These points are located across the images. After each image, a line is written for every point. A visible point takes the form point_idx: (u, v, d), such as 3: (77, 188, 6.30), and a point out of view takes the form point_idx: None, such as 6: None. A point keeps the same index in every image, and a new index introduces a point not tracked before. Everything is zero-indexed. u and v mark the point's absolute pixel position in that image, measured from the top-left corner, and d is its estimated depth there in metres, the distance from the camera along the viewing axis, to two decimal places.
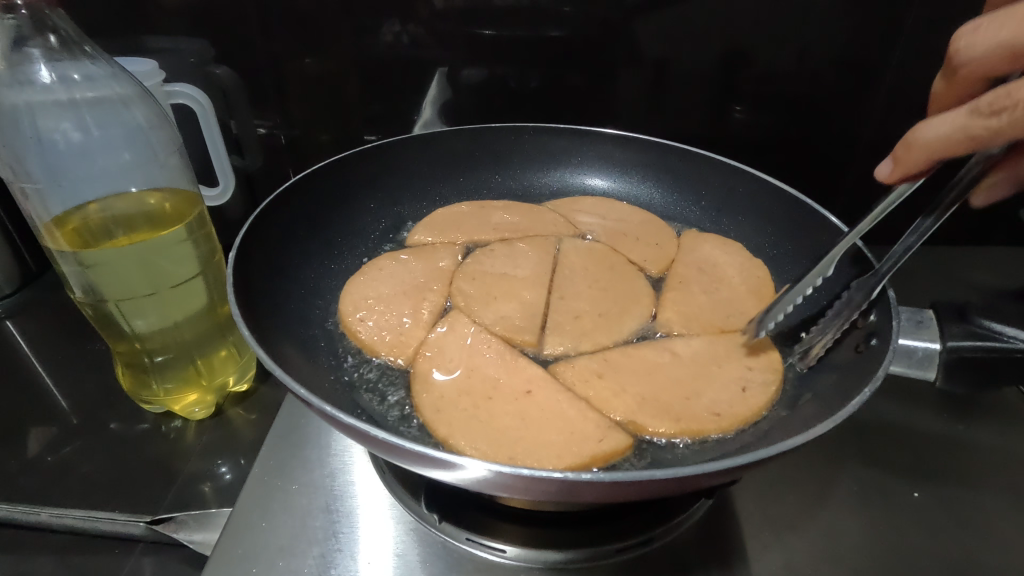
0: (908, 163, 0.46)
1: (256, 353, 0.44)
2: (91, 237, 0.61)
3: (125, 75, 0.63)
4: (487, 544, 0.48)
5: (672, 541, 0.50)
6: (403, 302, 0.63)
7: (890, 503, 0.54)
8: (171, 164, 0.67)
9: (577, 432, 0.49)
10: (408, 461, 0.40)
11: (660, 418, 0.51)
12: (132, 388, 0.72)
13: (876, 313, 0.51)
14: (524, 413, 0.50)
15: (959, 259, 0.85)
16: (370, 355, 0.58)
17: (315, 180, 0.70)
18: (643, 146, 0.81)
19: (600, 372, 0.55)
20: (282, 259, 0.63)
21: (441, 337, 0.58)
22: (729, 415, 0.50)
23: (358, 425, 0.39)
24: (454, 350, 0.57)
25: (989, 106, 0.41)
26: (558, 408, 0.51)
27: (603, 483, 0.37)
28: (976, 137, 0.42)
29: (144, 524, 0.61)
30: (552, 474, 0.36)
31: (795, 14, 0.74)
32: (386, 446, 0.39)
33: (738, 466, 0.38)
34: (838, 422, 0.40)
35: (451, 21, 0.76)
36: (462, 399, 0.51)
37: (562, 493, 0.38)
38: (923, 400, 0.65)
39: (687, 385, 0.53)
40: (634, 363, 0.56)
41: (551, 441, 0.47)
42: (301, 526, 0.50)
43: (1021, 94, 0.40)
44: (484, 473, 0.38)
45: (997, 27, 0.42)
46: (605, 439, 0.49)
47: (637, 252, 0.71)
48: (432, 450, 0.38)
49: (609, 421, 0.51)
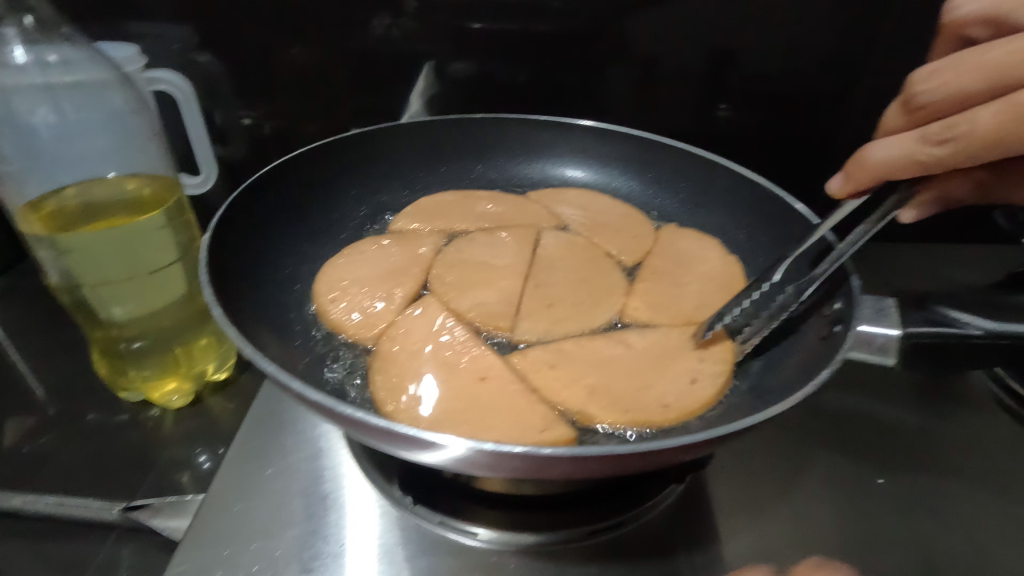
0: (858, 180, 0.47)
1: (227, 332, 0.44)
2: (67, 220, 0.60)
3: (102, 58, 0.62)
4: (460, 527, 0.49)
5: (644, 525, 0.50)
6: (377, 285, 0.63)
7: (858, 491, 0.56)
8: (149, 148, 0.67)
9: (522, 420, 0.49)
10: (375, 438, 0.40)
11: (608, 407, 0.51)
12: (108, 376, 0.71)
13: (842, 301, 0.52)
14: (473, 399, 0.50)
15: (935, 256, 0.87)
16: (338, 334, 0.59)
17: (294, 165, 0.70)
18: (625, 139, 0.82)
19: (553, 363, 0.56)
20: (260, 244, 0.63)
21: (410, 320, 0.59)
22: (677, 407, 0.51)
23: (325, 402, 0.39)
24: (418, 332, 0.58)
25: (934, 135, 0.43)
26: (506, 395, 0.52)
27: (563, 459, 0.37)
28: (920, 166, 0.44)
29: (119, 511, 0.60)
30: (515, 448, 0.37)
31: (777, 14, 0.75)
32: (355, 423, 0.39)
33: (699, 442, 0.39)
34: (796, 403, 0.41)
35: (439, 14, 0.76)
36: (419, 381, 0.52)
37: (530, 469, 0.39)
38: (896, 392, 0.66)
39: (641, 377, 0.54)
40: (587, 354, 0.57)
41: (495, 424, 0.48)
42: (274, 511, 0.50)
43: (963, 125, 0.42)
44: (464, 451, 0.38)
45: (953, 65, 0.43)
46: (546, 430, 0.49)
47: (616, 243, 0.71)
48: (399, 425, 0.38)
49: (554, 414, 0.51)
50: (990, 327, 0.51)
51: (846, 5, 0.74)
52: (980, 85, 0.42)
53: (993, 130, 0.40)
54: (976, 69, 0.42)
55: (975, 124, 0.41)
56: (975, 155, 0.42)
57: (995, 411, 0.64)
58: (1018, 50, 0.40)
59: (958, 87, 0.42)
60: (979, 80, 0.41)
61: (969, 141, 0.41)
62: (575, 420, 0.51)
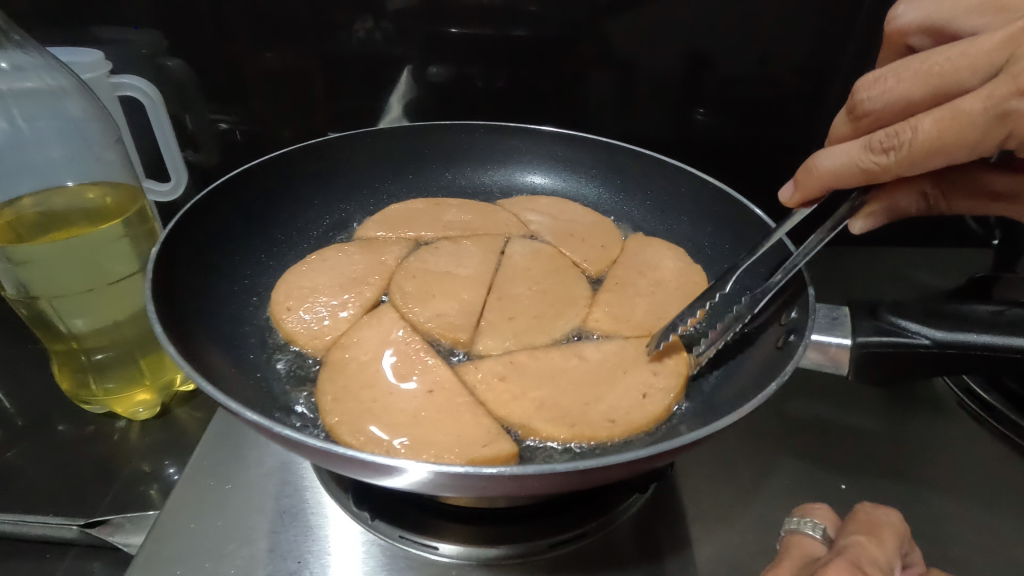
0: (807, 188, 0.47)
1: (165, 348, 0.44)
2: (25, 232, 0.59)
3: (58, 65, 0.61)
4: (420, 542, 0.48)
5: (607, 536, 0.50)
6: (333, 291, 0.63)
7: (823, 496, 0.56)
8: (107, 157, 0.65)
9: (464, 433, 0.49)
10: (315, 458, 0.40)
11: (555, 422, 0.51)
12: (70, 389, 0.69)
13: (797, 310, 0.53)
14: (417, 412, 0.50)
15: (904, 260, 0.88)
16: (290, 343, 0.59)
17: (255, 174, 0.69)
18: (592, 146, 0.82)
19: (503, 375, 0.56)
20: (217, 254, 0.63)
21: (362, 328, 0.59)
22: (624, 422, 0.51)
23: (262, 422, 0.38)
24: (370, 340, 0.58)
25: (878, 143, 0.43)
26: (455, 409, 0.51)
27: (504, 477, 0.37)
28: (867, 174, 0.44)
29: (77, 527, 0.59)
30: (456, 468, 0.37)
31: (751, 19, 0.75)
32: (291, 443, 0.38)
33: (644, 458, 0.39)
34: (743, 416, 0.41)
35: (414, 19, 0.76)
36: (361, 391, 0.52)
37: (475, 488, 0.38)
38: (864, 396, 0.67)
39: (587, 391, 0.54)
40: (540, 366, 0.57)
41: (436, 439, 0.48)
42: (231, 527, 0.49)
43: (906, 132, 0.41)
44: (425, 475, 0.37)
45: (895, 72, 0.43)
46: (488, 445, 0.49)
47: (579, 252, 0.71)
48: (337, 445, 0.38)
49: (497, 428, 0.51)
50: (940, 336, 0.50)
51: (819, 12, 0.74)
52: (921, 94, 0.42)
53: (934, 138, 0.40)
54: (917, 76, 0.42)
55: (917, 132, 0.41)
56: (919, 163, 0.42)
57: (960, 414, 0.65)
58: (955, 57, 0.41)
59: (901, 94, 0.43)
60: (921, 89, 0.42)
61: (911, 148, 0.41)
62: (519, 434, 0.51)
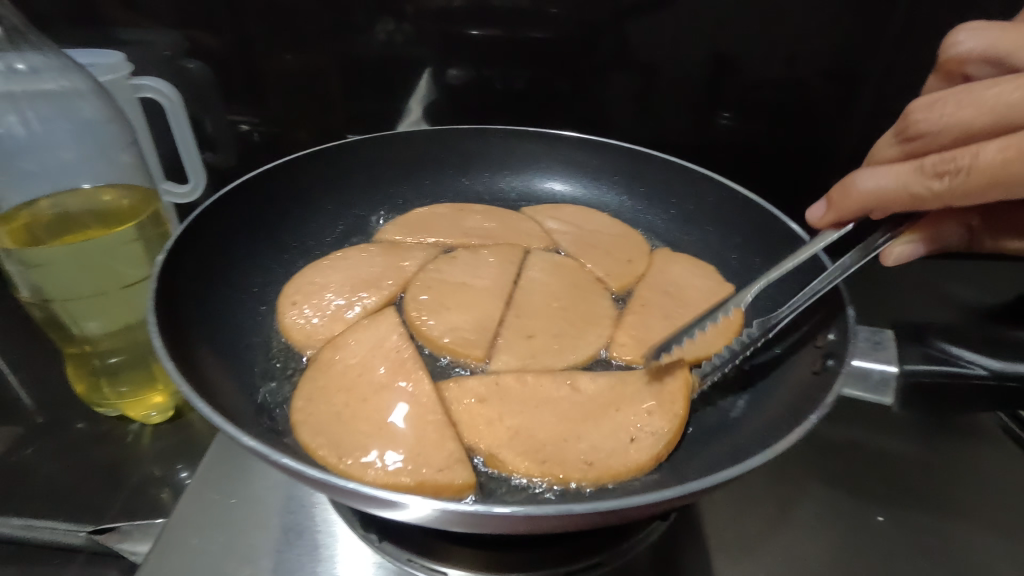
0: (842, 208, 0.47)
1: (165, 367, 0.43)
2: (41, 234, 0.59)
3: (76, 68, 0.61)
4: (429, 567, 0.46)
5: (624, 566, 0.48)
6: (344, 286, 0.64)
7: (855, 526, 0.53)
8: (123, 160, 0.65)
9: (425, 451, 0.47)
10: (318, 489, 0.38)
11: (526, 455, 0.48)
12: (85, 392, 0.69)
13: (836, 332, 0.51)
14: (384, 424, 0.49)
15: (941, 274, 0.84)
16: (284, 336, 0.59)
17: (265, 181, 0.68)
18: (614, 152, 0.79)
19: (482, 398, 0.53)
20: (227, 262, 0.62)
21: (358, 330, 0.58)
22: (602, 465, 0.47)
23: (261, 449, 0.37)
24: (365, 342, 0.57)
25: (934, 167, 0.43)
26: (422, 429, 0.49)
27: (517, 516, 0.35)
28: (916, 197, 0.44)
29: (84, 534, 0.58)
30: (465, 506, 0.35)
31: (786, 20, 0.72)
32: (290, 472, 0.37)
33: (669, 499, 0.36)
34: (776, 454, 0.38)
35: (434, 22, 0.74)
36: (337, 393, 0.52)
37: (483, 525, 0.36)
38: (898, 420, 0.63)
39: (570, 426, 0.50)
40: (525, 393, 0.53)
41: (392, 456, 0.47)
42: (235, 543, 0.48)
43: (964, 159, 0.42)
44: (430, 511, 0.35)
45: (954, 99, 0.44)
46: (444, 470, 0.46)
47: (601, 265, 0.69)
48: (337, 478, 0.36)
49: (461, 454, 0.48)
50: (998, 367, 0.49)
51: (858, 14, 0.71)
52: (982, 122, 0.42)
53: (995, 167, 0.41)
54: (975, 105, 0.42)
55: (976, 158, 0.42)
56: (975, 190, 0.42)
57: (1003, 442, 0.61)
58: (1019, 90, 0.41)
59: (960, 117, 0.43)
60: (987, 117, 0.42)
61: (970, 173, 0.42)
62: (482, 461, 0.49)
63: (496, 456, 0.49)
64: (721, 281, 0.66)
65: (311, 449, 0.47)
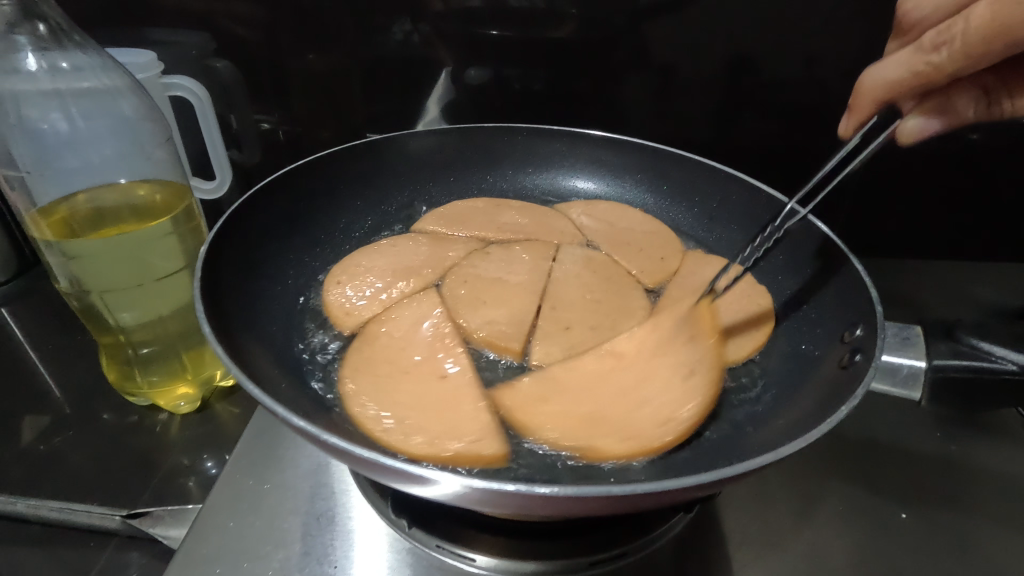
0: (860, 110, 0.49)
1: (215, 351, 0.44)
2: (78, 227, 0.60)
3: (116, 67, 0.62)
4: (458, 553, 0.47)
5: (649, 556, 0.48)
6: (387, 274, 0.66)
7: (879, 523, 0.53)
8: (157, 156, 0.66)
9: (455, 427, 0.48)
10: (364, 469, 0.39)
11: (604, 438, 0.48)
12: (117, 381, 0.71)
13: (863, 328, 0.52)
14: (422, 394, 0.51)
15: (960, 275, 0.84)
16: (326, 314, 0.62)
17: (302, 177, 0.70)
18: (637, 150, 0.81)
19: (544, 396, 0.52)
20: (261, 254, 0.63)
21: (403, 306, 0.62)
22: (676, 422, 0.49)
23: (310, 429, 0.38)
24: (407, 319, 0.60)
25: (930, 44, 0.42)
26: (458, 402, 0.51)
27: (559, 498, 0.35)
28: (917, 77, 0.43)
29: (119, 518, 0.59)
30: (507, 486, 0.35)
31: (805, 20, 0.72)
32: (338, 451, 0.38)
33: (705, 484, 0.37)
34: (810, 442, 0.39)
35: (454, 21, 0.75)
36: (380, 366, 0.54)
37: (524, 507, 0.37)
38: (917, 419, 0.63)
39: (631, 391, 0.51)
40: (580, 376, 0.53)
41: (431, 425, 0.48)
42: (269, 527, 0.49)
43: (959, 25, 0.39)
44: (458, 488, 0.36)
45: None
46: (479, 442, 0.47)
47: (635, 262, 0.70)
48: (385, 457, 0.37)
49: (494, 428, 0.49)
50: None
51: (877, 13, 0.71)
52: None
53: (987, 24, 0.37)
54: None
55: (968, 22, 0.39)
56: (976, 57, 0.39)
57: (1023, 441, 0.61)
58: None
59: None
60: None
61: (959, 40, 0.39)
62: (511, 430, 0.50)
63: (535, 430, 0.49)
64: (755, 285, 0.65)
65: (360, 423, 0.49)
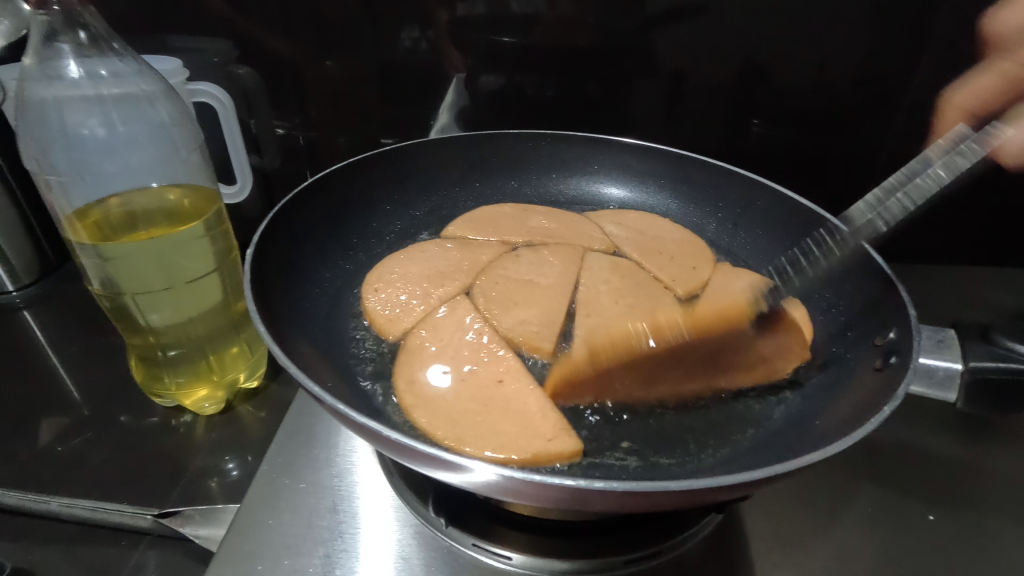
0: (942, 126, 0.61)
1: (270, 350, 0.45)
2: (111, 230, 0.61)
3: (151, 72, 0.64)
4: (493, 551, 0.48)
5: (682, 555, 0.49)
6: (420, 281, 0.67)
7: (906, 524, 0.53)
8: (191, 160, 0.68)
9: (530, 427, 0.50)
10: (417, 463, 0.39)
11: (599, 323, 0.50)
12: (143, 381, 0.71)
13: (896, 332, 0.54)
14: (489, 401, 0.52)
15: (974, 280, 0.85)
16: (367, 320, 0.63)
17: (335, 181, 0.71)
18: (659, 156, 0.82)
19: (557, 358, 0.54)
20: (298, 256, 0.64)
21: (441, 318, 0.62)
22: None
23: (367, 424, 0.39)
24: (447, 329, 0.60)
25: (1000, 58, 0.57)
26: (522, 402, 0.52)
27: (614, 492, 0.36)
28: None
29: (150, 517, 0.60)
30: (560, 480, 0.36)
31: (817, 27, 0.73)
32: (394, 446, 0.39)
33: (753, 479, 0.37)
34: (855, 440, 0.40)
35: (471, 29, 0.76)
36: (436, 376, 0.55)
37: (572, 501, 0.38)
38: (938, 421, 0.63)
39: None
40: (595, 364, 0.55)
41: (503, 430, 0.49)
42: (306, 525, 0.50)
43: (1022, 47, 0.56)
44: (494, 477, 0.37)
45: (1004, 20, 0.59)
46: (554, 439, 0.50)
47: (663, 269, 0.71)
48: (441, 451, 0.37)
49: (566, 424, 0.51)
50: None
51: (889, 20, 0.72)
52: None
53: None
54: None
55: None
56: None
57: None
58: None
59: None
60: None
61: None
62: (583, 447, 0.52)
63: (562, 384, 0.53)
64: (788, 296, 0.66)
65: (430, 433, 0.50)
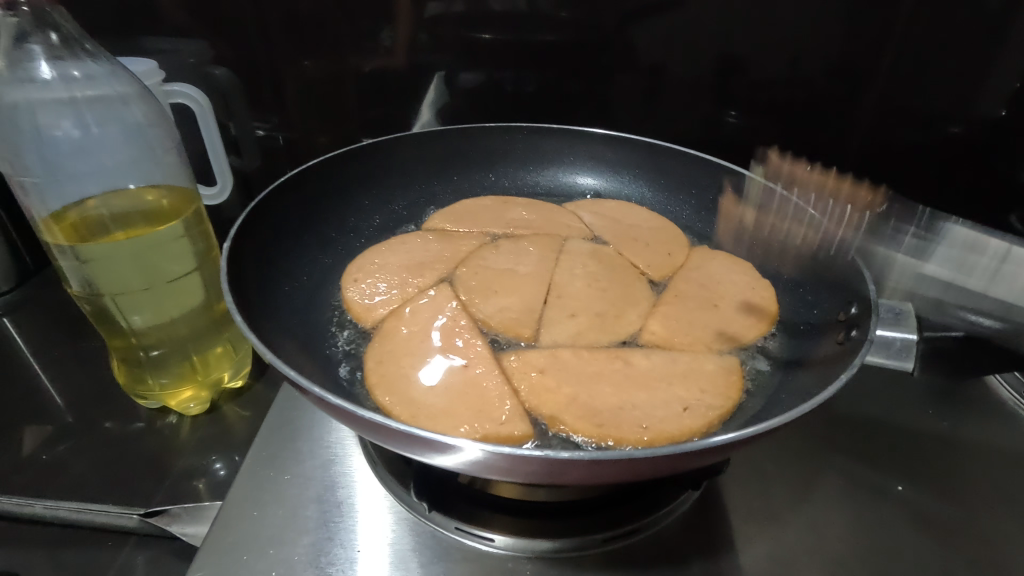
0: None
1: (249, 339, 0.45)
2: (89, 232, 0.61)
3: (126, 74, 0.64)
4: (475, 533, 0.49)
5: (660, 532, 0.50)
6: (399, 272, 0.67)
7: (877, 496, 0.55)
8: (168, 161, 0.68)
9: (483, 410, 0.51)
10: (398, 443, 0.40)
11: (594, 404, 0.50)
12: (126, 384, 0.71)
13: (858, 307, 0.56)
14: (449, 385, 0.53)
15: None
16: (345, 309, 0.64)
17: (312, 177, 0.72)
18: (635, 146, 0.84)
19: (541, 368, 0.56)
20: (276, 250, 0.65)
21: (419, 303, 0.63)
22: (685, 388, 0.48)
23: (346, 406, 0.40)
24: (422, 315, 0.61)
25: None
26: (480, 387, 0.53)
27: (584, 462, 0.37)
28: None
29: (137, 516, 0.60)
30: (534, 452, 0.37)
31: (785, 20, 0.74)
32: (374, 427, 0.40)
33: (721, 445, 0.39)
34: (817, 405, 0.41)
35: (446, 27, 0.77)
36: (403, 358, 0.56)
37: (547, 474, 0.39)
38: (906, 395, 0.66)
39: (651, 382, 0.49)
40: (580, 366, 0.56)
41: (458, 412, 0.51)
42: (291, 516, 0.51)
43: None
44: (477, 454, 0.38)
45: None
46: (505, 423, 0.51)
47: (642, 257, 0.72)
48: (421, 430, 0.38)
49: (523, 409, 0.53)
50: None
51: (857, 12, 0.73)
52: None
53: None
54: None
55: None
56: None
57: (1007, 416, 0.64)
58: None
59: None
60: None
61: None
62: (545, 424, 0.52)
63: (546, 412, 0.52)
64: (759, 277, 0.68)
65: (388, 410, 0.52)
